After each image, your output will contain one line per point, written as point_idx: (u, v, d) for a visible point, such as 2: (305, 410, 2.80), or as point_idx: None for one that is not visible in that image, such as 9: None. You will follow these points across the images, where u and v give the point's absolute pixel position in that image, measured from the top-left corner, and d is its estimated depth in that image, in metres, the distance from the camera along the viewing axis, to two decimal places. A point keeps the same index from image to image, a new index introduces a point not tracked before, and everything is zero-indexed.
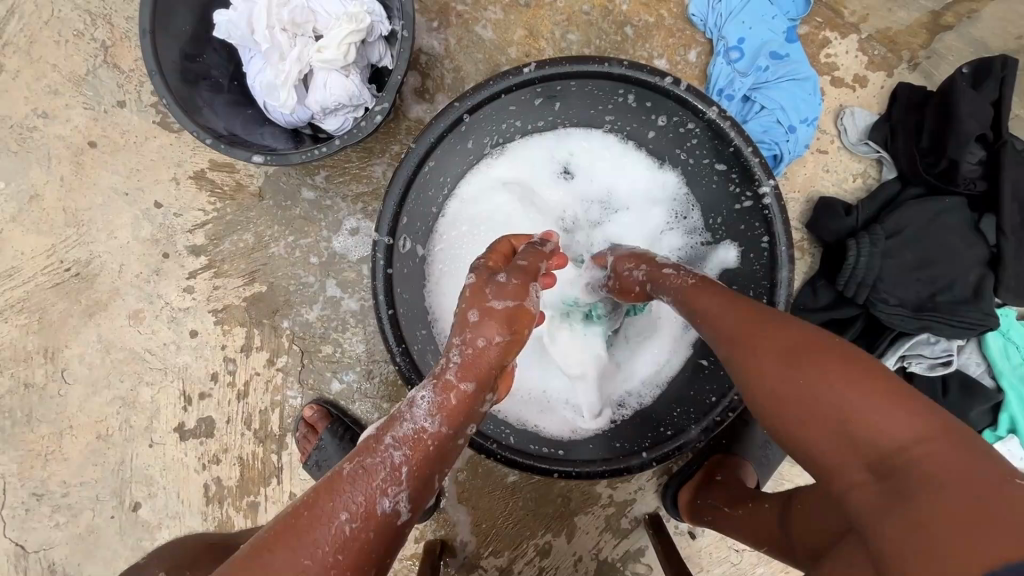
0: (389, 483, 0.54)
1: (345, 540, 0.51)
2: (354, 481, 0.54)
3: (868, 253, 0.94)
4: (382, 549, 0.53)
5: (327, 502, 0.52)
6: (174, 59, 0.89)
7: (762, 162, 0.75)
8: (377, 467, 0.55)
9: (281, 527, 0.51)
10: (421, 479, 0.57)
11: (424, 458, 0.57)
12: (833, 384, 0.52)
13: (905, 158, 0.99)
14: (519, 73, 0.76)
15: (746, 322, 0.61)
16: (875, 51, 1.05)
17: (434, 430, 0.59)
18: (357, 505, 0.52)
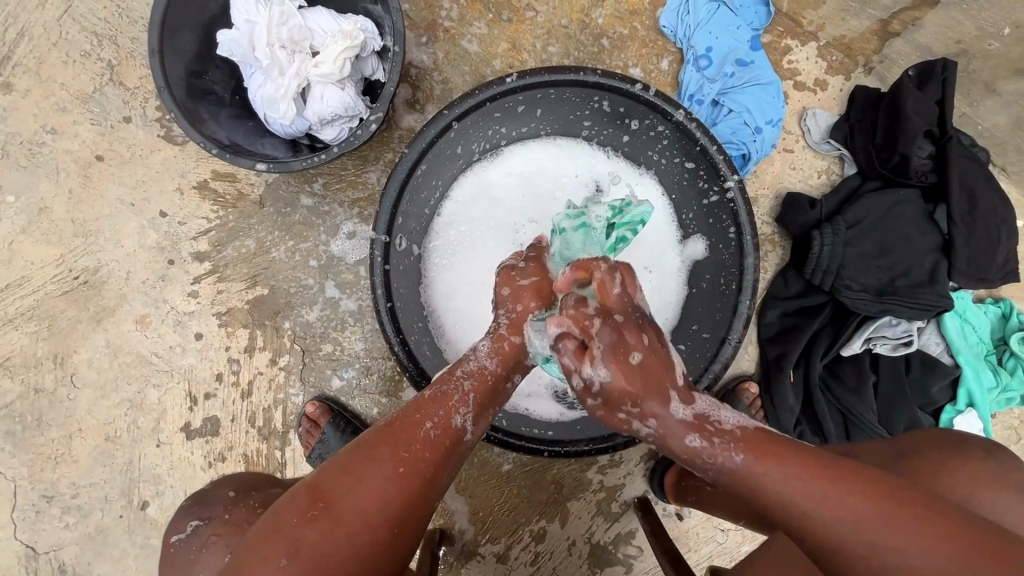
0: (461, 404, 0.65)
1: (430, 443, 0.62)
2: (435, 399, 0.65)
3: (830, 242, 1.02)
4: (456, 456, 0.64)
5: (416, 413, 0.64)
6: (180, 76, 0.95)
7: (726, 158, 0.83)
8: (452, 392, 0.66)
9: (379, 430, 0.63)
10: (488, 404, 0.68)
11: (489, 388, 0.68)
12: (880, 520, 0.50)
13: (863, 154, 1.07)
14: (502, 82, 0.83)
15: (758, 447, 0.56)
16: (833, 57, 1.13)
17: (493, 368, 0.69)
18: (439, 418, 0.64)
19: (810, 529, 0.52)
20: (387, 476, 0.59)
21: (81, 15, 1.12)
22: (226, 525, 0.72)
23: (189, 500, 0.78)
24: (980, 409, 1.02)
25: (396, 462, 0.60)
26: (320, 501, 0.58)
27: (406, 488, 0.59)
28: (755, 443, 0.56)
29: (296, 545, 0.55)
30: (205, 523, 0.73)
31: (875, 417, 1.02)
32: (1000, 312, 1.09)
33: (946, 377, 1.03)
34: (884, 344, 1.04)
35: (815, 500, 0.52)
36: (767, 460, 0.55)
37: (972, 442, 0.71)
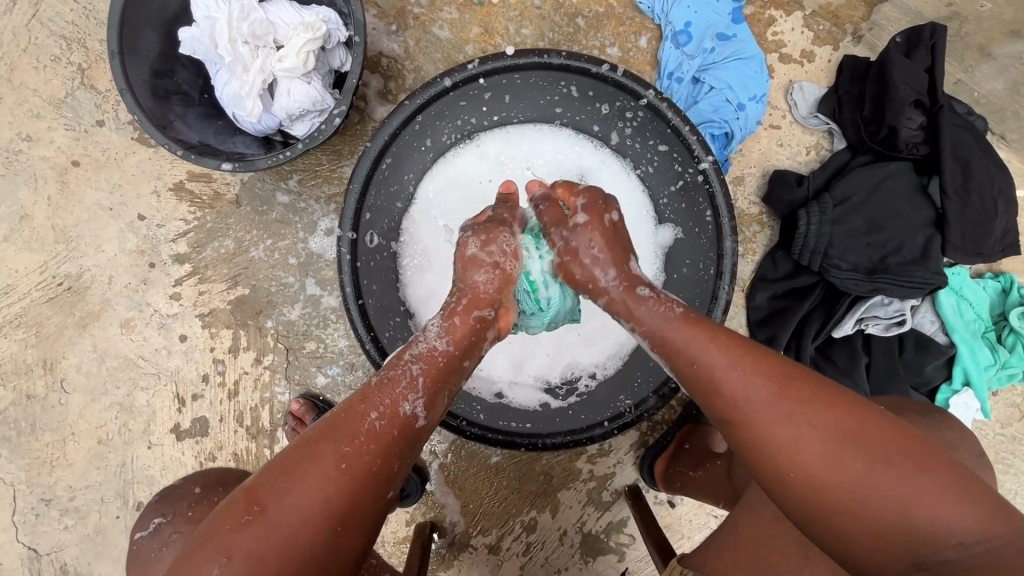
0: (408, 391, 0.66)
1: (375, 433, 0.62)
2: (381, 388, 0.65)
3: (817, 222, 0.98)
4: (405, 441, 0.64)
5: (360, 404, 0.64)
6: (143, 78, 0.94)
7: (699, 138, 0.80)
8: (399, 377, 0.66)
9: (321, 424, 0.62)
10: (438, 388, 0.68)
11: (439, 371, 0.69)
12: (848, 458, 0.54)
13: (851, 128, 1.03)
14: (464, 69, 0.80)
15: (737, 380, 0.59)
16: (820, 26, 1.08)
17: (444, 350, 0.70)
18: (384, 407, 0.64)
19: (788, 465, 0.56)
20: (326, 473, 0.58)
21: (48, 18, 1.11)
22: (187, 523, 0.80)
23: (155, 498, 0.86)
24: (977, 388, 0.99)
25: (339, 457, 0.59)
26: (256, 505, 0.57)
27: (347, 483, 0.59)
28: (734, 373, 0.60)
29: (229, 556, 0.54)
30: (168, 520, 0.82)
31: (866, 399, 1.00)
32: (999, 286, 1.05)
33: (941, 357, 1.00)
34: (876, 325, 1.01)
35: (789, 435, 0.56)
36: (742, 399, 0.59)
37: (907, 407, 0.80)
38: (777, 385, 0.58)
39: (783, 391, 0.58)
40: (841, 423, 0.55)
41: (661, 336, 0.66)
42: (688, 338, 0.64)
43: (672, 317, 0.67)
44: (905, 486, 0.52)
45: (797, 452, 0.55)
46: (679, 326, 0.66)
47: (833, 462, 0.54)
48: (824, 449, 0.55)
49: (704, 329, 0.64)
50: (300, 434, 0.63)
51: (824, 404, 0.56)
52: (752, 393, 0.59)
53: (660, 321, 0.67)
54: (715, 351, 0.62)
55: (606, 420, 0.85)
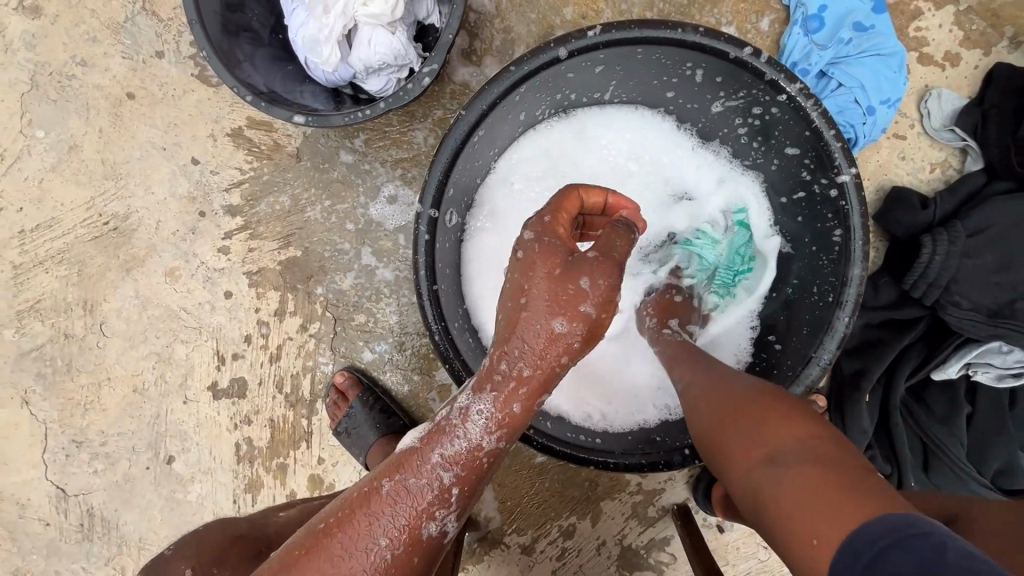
0: (436, 505, 0.55)
1: (388, 562, 0.53)
2: (400, 504, 0.54)
3: (944, 252, 0.87)
4: (424, 561, 0.56)
5: (370, 527, 0.53)
6: (215, 9, 0.85)
7: (844, 147, 0.69)
8: (423, 490, 0.55)
9: (325, 550, 0.52)
10: (468, 502, 0.57)
11: (475, 478, 0.57)
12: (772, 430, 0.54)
13: (996, 149, 0.90)
14: (582, 38, 0.70)
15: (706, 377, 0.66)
16: (972, 26, 0.94)
17: (488, 452, 0.57)
18: (402, 530, 0.54)
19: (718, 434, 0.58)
20: None
21: None
22: None
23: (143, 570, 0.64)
24: None
25: None
26: None
27: None
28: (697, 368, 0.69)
29: None
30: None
31: (962, 452, 0.90)
32: None
33: None
34: (987, 372, 0.90)
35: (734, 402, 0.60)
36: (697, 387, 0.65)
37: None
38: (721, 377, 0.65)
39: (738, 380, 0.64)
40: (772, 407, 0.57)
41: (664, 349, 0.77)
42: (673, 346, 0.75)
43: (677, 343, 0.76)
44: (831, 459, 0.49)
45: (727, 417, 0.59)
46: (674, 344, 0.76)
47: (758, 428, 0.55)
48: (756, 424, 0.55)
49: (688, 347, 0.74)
50: (294, 546, 0.53)
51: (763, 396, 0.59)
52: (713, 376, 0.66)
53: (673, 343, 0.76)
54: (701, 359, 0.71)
55: (687, 446, 0.77)
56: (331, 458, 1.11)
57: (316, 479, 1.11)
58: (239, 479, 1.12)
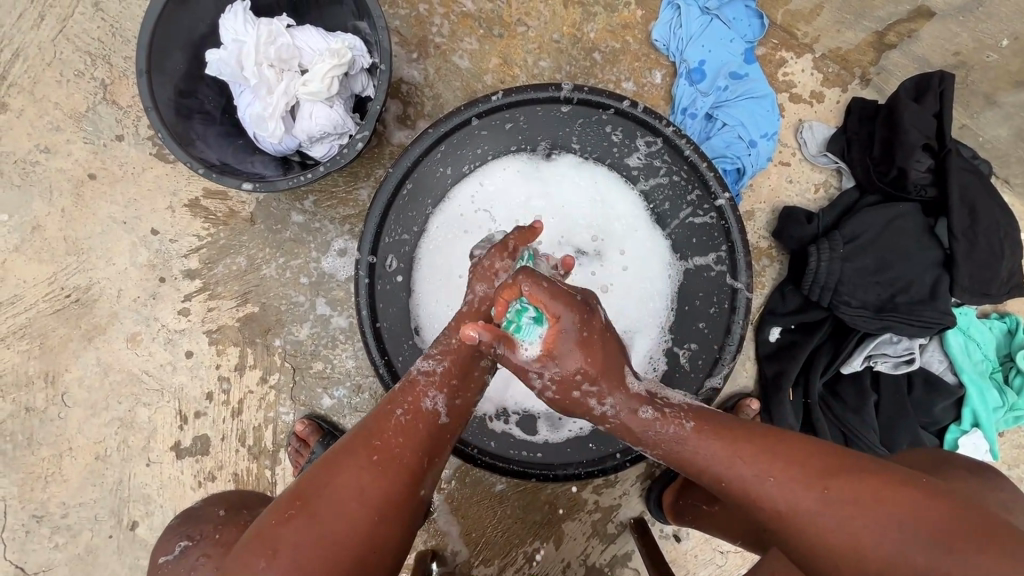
0: (429, 387, 0.70)
1: (403, 427, 0.67)
2: (404, 388, 0.70)
3: (828, 258, 0.99)
4: (431, 434, 0.68)
5: (387, 405, 0.69)
6: (168, 96, 0.95)
7: (717, 175, 0.82)
8: (418, 377, 0.71)
9: (356, 428, 0.67)
10: (457, 386, 0.71)
11: (458, 367, 0.72)
12: (917, 554, 0.54)
13: (860, 168, 1.05)
14: (488, 101, 0.82)
15: (765, 485, 0.61)
16: (829, 69, 1.12)
17: (459, 341, 0.74)
18: (408, 404, 0.69)
19: (858, 574, 0.56)
20: (362, 464, 0.63)
21: (75, 35, 1.13)
22: (216, 545, 0.74)
23: (178, 519, 0.82)
24: (986, 429, 0.99)
25: (369, 451, 0.64)
26: (300, 498, 0.61)
27: (381, 472, 0.64)
28: (769, 487, 0.61)
29: (279, 551, 0.58)
30: (193, 543, 0.76)
31: (876, 437, 1.00)
32: (1005, 328, 1.07)
33: (950, 397, 1.00)
34: (885, 362, 1.01)
35: (821, 526, 0.58)
36: (765, 505, 0.61)
37: (959, 464, 0.71)
38: (814, 490, 0.59)
39: (796, 481, 0.60)
40: (885, 505, 0.57)
41: (681, 453, 0.67)
42: (709, 454, 0.65)
43: (683, 431, 0.67)
44: (948, 564, 0.52)
45: (862, 555, 0.56)
46: (694, 440, 0.66)
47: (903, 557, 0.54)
48: (898, 553, 0.55)
49: (721, 437, 0.65)
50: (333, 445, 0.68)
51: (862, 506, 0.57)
52: (766, 486, 0.61)
53: (675, 437, 0.67)
54: (743, 456, 0.63)
55: (618, 452, 0.86)
56: None
57: None
58: None
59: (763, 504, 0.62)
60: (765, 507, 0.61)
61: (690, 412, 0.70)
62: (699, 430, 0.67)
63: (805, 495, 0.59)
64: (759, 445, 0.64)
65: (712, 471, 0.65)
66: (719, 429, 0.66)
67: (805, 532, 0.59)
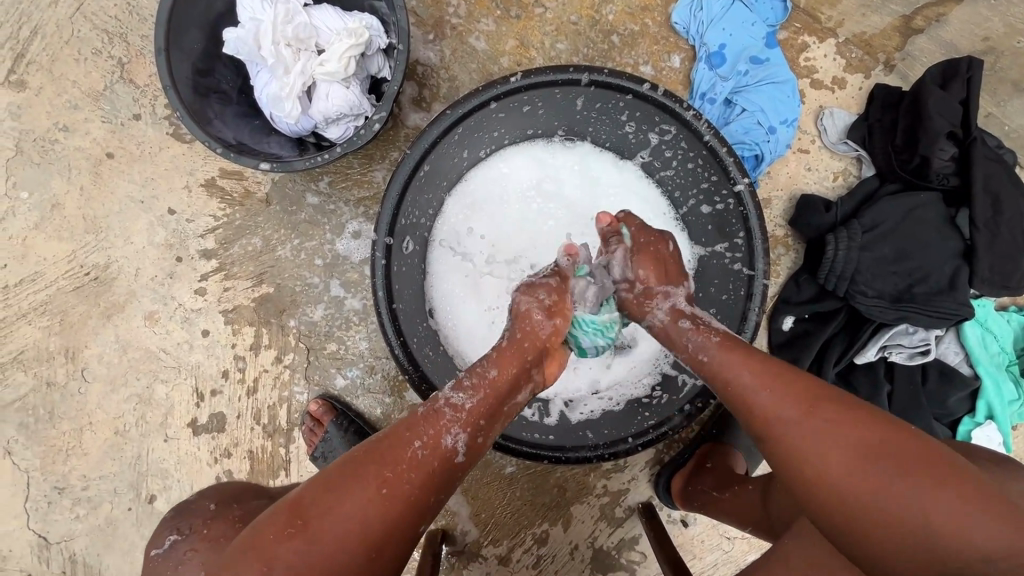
0: (453, 423, 0.66)
1: (418, 462, 0.63)
2: (427, 418, 0.66)
3: (845, 248, 0.98)
4: (445, 474, 0.65)
5: (405, 431, 0.65)
6: (186, 75, 0.95)
7: (736, 160, 0.81)
8: (443, 410, 0.67)
9: (368, 448, 0.64)
10: (480, 426, 0.68)
11: (484, 404, 0.69)
12: (894, 481, 0.55)
13: (881, 156, 1.03)
14: (506, 82, 0.81)
15: (764, 392, 0.64)
16: (852, 54, 1.09)
17: (492, 376, 0.71)
18: (427, 437, 0.65)
19: (828, 486, 0.58)
20: (370, 495, 0.60)
21: (92, 13, 1.13)
22: (204, 541, 0.71)
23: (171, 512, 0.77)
24: (1000, 422, 0.99)
25: (381, 482, 0.60)
26: (301, 518, 0.58)
27: (388, 508, 0.60)
28: (766, 395, 0.64)
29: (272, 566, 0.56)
30: (181, 538, 0.73)
31: None
32: None
33: (965, 389, 1.00)
34: (900, 353, 1.00)
35: (806, 436, 0.60)
36: (760, 411, 0.64)
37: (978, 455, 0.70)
38: (809, 404, 0.61)
39: (798, 392, 0.63)
40: (884, 434, 0.57)
41: (702, 361, 0.72)
42: (723, 363, 0.69)
43: (711, 345, 0.72)
44: (925, 496, 0.53)
45: (838, 472, 0.57)
46: (717, 351, 0.71)
47: (885, 492, 0.54)
48: (873, 480, 0.55)
49: (741, 354, 0.69)
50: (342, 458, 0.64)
51: (857, 439, 0.57)
52: (765, 394, 0.64)
53: (699, 347, 0.73)
54: (755, 368, 0.66)
55: (631, 435, 0.86)
56: None
57: None
58: None
59: (756, 408, 0.64)
60: (758, 411, 0.64)
61: (723, 333, 0.74)
62: (722, 345, 0.71)
63: (800, 405, 0.61)
64: (777, 364, 0.66)
65: (722, 376, 0.69)
66: (743, 350, 0.70)
67: (788, 441, 0.61)
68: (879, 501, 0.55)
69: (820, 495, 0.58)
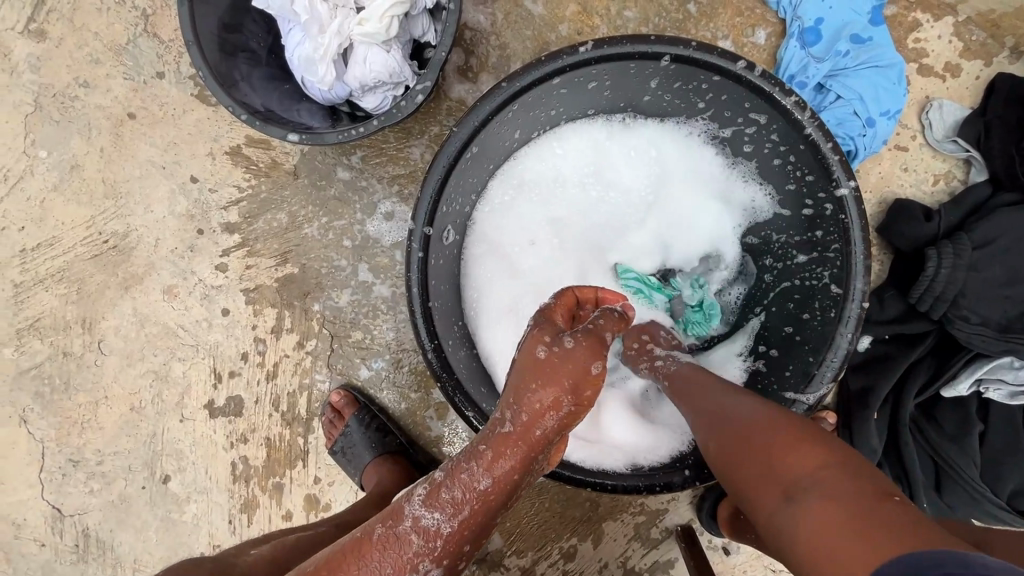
0: (421, 557, 0.49)
1: None
2: (386, 548, 0.49)
3: (950, 265, 0.85)
4: None
5: (356, 567, 0.48)
6: (212, 30, 0.86)
7: (842, 159, 0.68)
8: (410, 537, 0.49)
9: None
10: (459, 554, 0.51)
11: (466, 528, 0.51)
12: (773, 438, 0.51)
13: (1001, 159, 0.89)
14: (574, 53, 0.69)
15: (699, 383, 0.65)
16: (973, 36, 0.94)
17: (484, 488, 0.52)
18: (387, 572, 0.48)
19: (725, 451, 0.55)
20: None
21: None
22: None
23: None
24: None
25: None
26: None
27: None
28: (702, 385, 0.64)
29: None
30: None
31: (977, 472, 0.87)
32: None
33: None
34: (999, 390, 0.87)
35: (714, 406, 0.60)
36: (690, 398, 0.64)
37: None
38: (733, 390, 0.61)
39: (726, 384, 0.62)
40: (780, 414, 0.54)
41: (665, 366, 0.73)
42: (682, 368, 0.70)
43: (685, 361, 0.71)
44: (795, 453, 0.49)
45: (734, 430, 0.55)
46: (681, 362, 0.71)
47: (773, 455, 0.50)
48: (758, 436, 0.53)
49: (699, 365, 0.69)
50: None
51: (764, 412, 0.55)
52: (701, 384, 0.64)
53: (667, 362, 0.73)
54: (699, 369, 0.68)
55: (688, 467, 0.75)
56: (328, 478, 1.10)
57: (311, 499, 1.10)
58: (234, 500, 1.10)
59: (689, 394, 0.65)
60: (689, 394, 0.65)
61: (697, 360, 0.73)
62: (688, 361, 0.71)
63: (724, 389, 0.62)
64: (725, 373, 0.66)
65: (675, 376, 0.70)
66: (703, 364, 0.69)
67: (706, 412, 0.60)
68: (768, 460, 0.50)
69: (724, 464, 0.55)
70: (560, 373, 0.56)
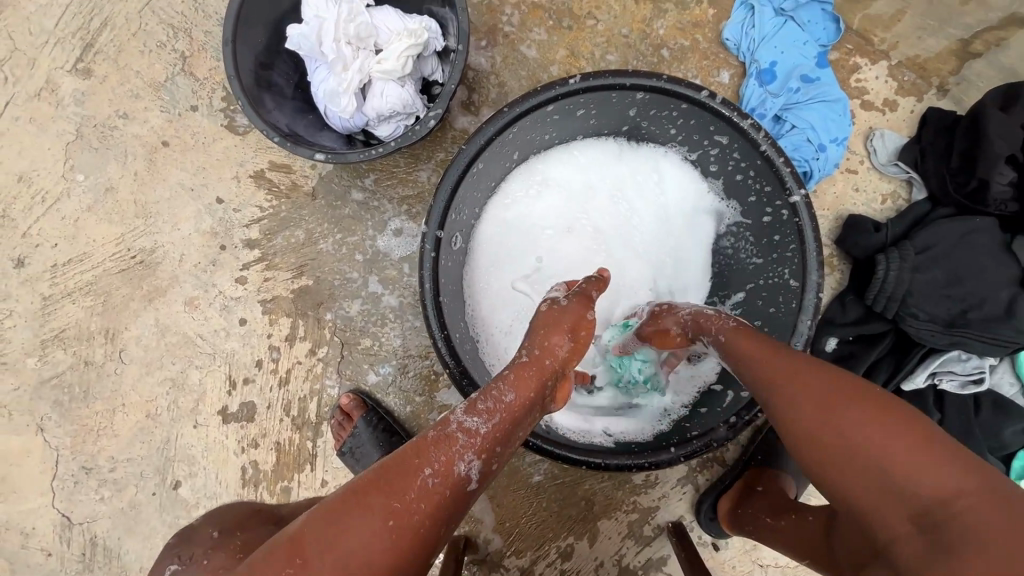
0: (467, 448, 0.57)
1: (428, 493, 0.54)
2: (438, 442, 0.57)
3: (897, 267, 0.96)
4: (457, 506, 0.56)
5: (414, 457, 0.55)
6: (249, 67, 0.99)
7: (792, 171, 0.80)
8: (456, 433, 0.58)
9: (371, 474, 0.54)
10: (496, 451, 0.59)
11: (500, 429, 0.60)
12: (868, 428, 0.54)
13: (935, 179, 1.02)
14: (565, 84, 0.82)
15: (775, 357, 0.65)
16: (905, 77, 1.09)
17: (512, 398, 0.63)
18: (438, 464, 0.56)
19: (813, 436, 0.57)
20: (377, 527, 0.50)
21: (161, 8, 1.18)
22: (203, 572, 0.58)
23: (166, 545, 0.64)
24: None
25: (388, 513, 0.51)
26: (299, 555, 0.49)
27: (396, 542, 0.50)
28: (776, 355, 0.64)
29: None
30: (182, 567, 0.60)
31: None
32: None
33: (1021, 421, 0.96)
34: (951, 381, 0.97)
35: (798, 384, 0.60)
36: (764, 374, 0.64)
37: None
38: (816, 366, 0.61)
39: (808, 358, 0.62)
40: (866, 396, 0.56)
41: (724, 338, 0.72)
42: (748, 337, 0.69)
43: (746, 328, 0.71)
44: (895, 446, 0.52)
45: (823, 420, 0.57)
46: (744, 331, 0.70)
47: (867, 449, 0.53)
48: (852, 428, 0.54)
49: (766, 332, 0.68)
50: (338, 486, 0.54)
51: (846, 394, 0.57)
52: (777, 357, 0.64)
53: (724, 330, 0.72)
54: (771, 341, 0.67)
55: (673, 446, 0.83)
56: (335, 480, 1.15)
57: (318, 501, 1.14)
58: None
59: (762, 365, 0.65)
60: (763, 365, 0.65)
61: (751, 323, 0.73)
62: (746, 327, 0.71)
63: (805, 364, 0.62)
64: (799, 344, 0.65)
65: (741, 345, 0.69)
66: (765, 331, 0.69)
67: (787, 389, 0.61)
68: (865, 453, 0.53)
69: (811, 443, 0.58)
70: (558, 323, 0.72)
